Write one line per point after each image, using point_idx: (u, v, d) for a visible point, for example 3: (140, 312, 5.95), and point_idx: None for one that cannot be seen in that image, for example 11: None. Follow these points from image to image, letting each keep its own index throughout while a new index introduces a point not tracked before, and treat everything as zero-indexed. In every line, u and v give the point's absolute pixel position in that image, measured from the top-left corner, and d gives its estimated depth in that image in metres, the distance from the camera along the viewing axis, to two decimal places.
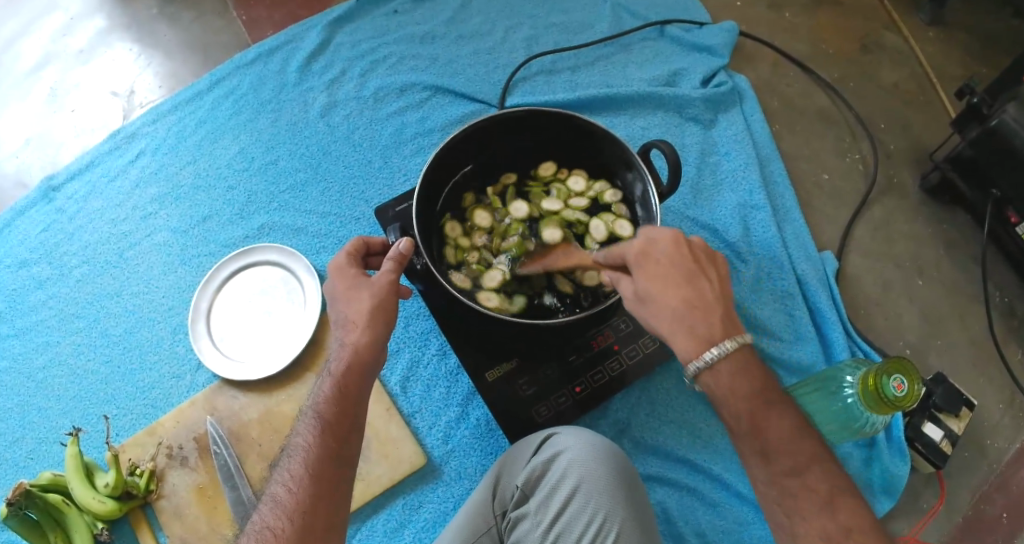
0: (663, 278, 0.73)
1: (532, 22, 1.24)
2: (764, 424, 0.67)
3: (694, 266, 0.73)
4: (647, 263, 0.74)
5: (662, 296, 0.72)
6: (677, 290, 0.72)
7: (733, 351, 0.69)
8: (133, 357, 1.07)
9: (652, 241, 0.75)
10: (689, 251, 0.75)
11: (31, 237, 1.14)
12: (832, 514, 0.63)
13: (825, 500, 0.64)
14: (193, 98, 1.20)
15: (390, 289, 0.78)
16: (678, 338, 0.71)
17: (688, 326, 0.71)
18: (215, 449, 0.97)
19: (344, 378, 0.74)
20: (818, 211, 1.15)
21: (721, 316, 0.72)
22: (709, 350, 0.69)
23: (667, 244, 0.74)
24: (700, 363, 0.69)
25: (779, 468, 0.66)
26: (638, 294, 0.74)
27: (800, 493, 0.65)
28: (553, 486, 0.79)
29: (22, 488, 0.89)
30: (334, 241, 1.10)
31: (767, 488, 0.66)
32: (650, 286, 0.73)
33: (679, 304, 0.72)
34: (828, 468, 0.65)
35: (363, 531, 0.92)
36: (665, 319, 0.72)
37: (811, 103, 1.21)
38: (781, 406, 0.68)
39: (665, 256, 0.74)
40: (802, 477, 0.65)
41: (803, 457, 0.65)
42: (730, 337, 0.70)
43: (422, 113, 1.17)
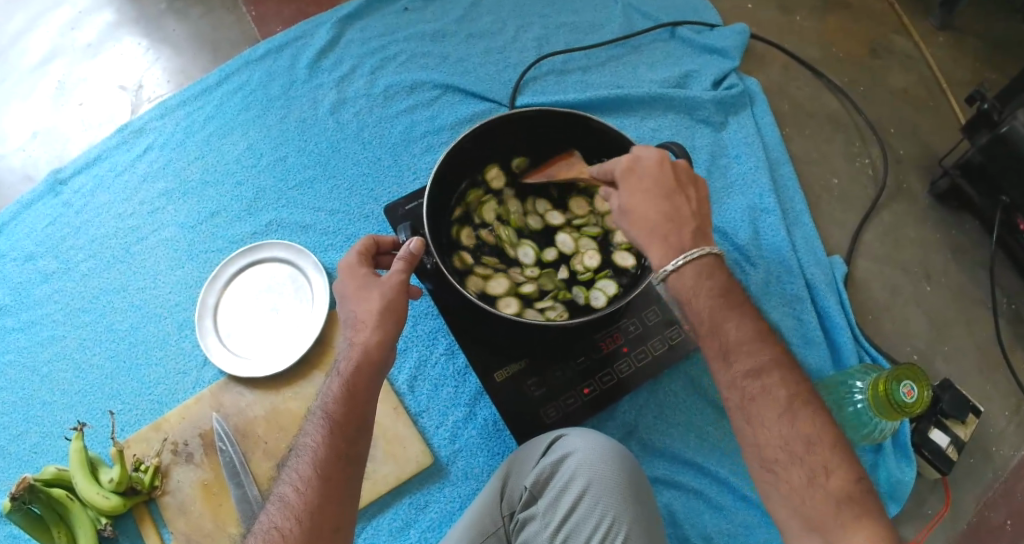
0: (644, 191, 0.76)
1: (543, 22, 1.24)
2: (722, 325, 0.71)
3: (674, 186, 0.76)
4: (631, 177, 0.77)
5: (640, 208, 0.75)
6: (656, 204, 0.75)
7: (700, 259, 0.73)
8: (139, 352, 1.07)
9: (638, 158, 0.77)
10: (673, 171, 0.77)
11: (37, 231, 1.14)
12: (791, 422, 0.66)
13: (783, 408, 0.67)
14: (202, 93, 1.19)
15: (401, 288, 0.77)
16: (653, 249, 0.74)
17: (662, 237, 0.74)
18: (220, 445, 0.97)
19: (353, 378, 0.74)
20: (827, 216, 1.14)
21: (694, 231, 0.75)
22: (679, 256, 0.73)
23: (652, 160, 0.77)
24: (668, 268, 0.73)
25: (739, 371, 0.69)
26: (619, 208, 0.77)
27: (758, 397, 0.68)
28: (561, 487, 0.79)
29: (27, 482, 0.88)
30: (342, 238, 1.10)
31: (729, 393, 0.70)
32: (629, 197, 0.76)
33: (657, 217, 0.75)
34: (786, 374, 0.69)
35: (369, 530, 0.92)
36: (642, 230, 0.75)
37: (821, 107, 1.21)
38: (741, 313, 0.72)
39: (649, 173, 0.76)
40: (761, 380, 0.68)
41: (762, 361, 0.69)
42: (699, 246, 0.74)
43: (432, 111, 1.17)
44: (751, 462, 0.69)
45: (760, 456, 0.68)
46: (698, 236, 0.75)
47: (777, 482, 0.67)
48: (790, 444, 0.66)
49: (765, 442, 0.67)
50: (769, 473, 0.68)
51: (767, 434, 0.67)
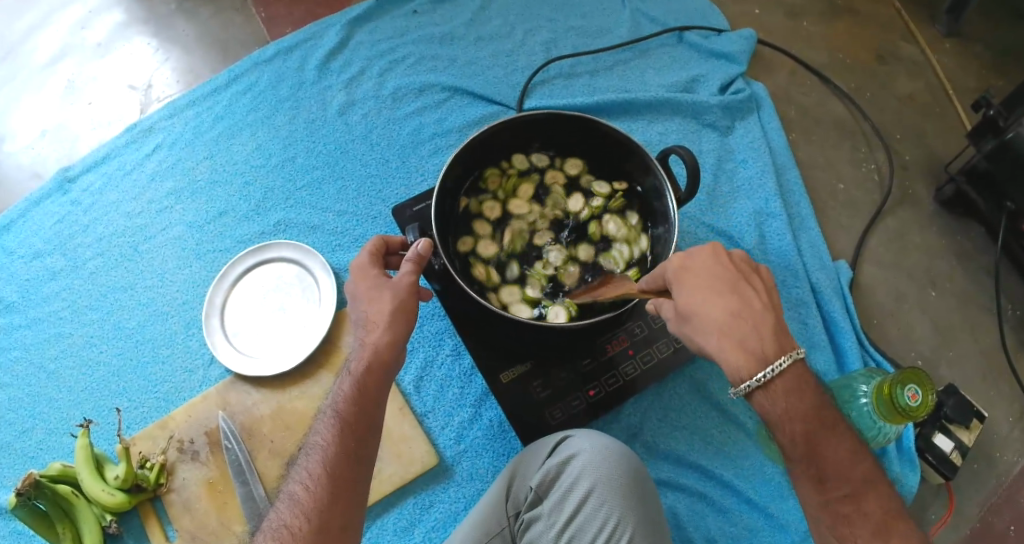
0: (704, 289, 0.73)
1: (551, 25, 1.25)
2: (821, 450, 0.70)
3: (736, 276, 0.74)
4: (687, 276, 0.74)
5: (710, 310, 0.72)
6: (724, 302, 0.72)
7: (787, 367, 0.71)
8: (146, 350, 1.07)
9: (689, 254, 0.75)
10: (730, 262, 0.75)
11: (46, 228, 1.14)
12: (885, 541, 0.67)
13: (877, 527, 0.68)
14: (211, 93, 1.20)
15: (411, 289, 0.78)
16: (735, 357, 0.71)
17: (738, 340, 0.71)
18: (226, 443, 0.97)
19: (363, 378, 0.74)
20: (833, 221, 1.15)
21: (772, 329, 0.73)
22: (764, 369, 0.71)
23: (706, 254, 0.75)
24: (753, 383, 0.71)
25: (834, 494, 0.70)
26: (680, 311, 0.74)
27: (854, 518, 0.69)
28: (566, 488, 0.79)
29: (32, 479, 0.89)
30: (350, 239, 1.10)
31: (819, 512, 0.71)
32: (692, 301, 0.73)
33: (723, 314, 0.72)
34: (880, 493, 0.69)
35: (373, 530, 0.92)
36: (710, 331, 0.72)
37: (828, 112, 1.21)
38: (837, 433, 0.71)
39: (705, 269, 0.74)
40: (857, 503, 0.69)
41: (856, 483, 0.69)
42: (784, 353, 0.71)
43: (440, 114, 1.17)
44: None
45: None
46: (778, 337, 0.72)
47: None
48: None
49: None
50: None
51: None
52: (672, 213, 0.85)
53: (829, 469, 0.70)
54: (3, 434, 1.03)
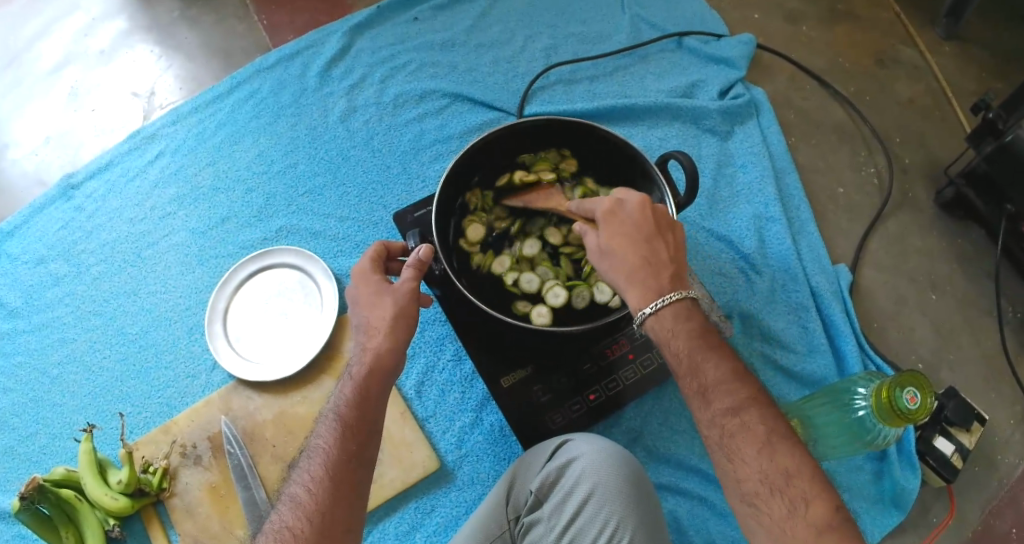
0: (623, 234, 0.76)
1: (551, 32, 1.25)
2: (700, 365, 0.70)
3: (654, 230, 0.77)
4: (611, 220, 0.78)
5: (621, 251, 0.75)
6: (635, 247, 0.75)
7: (677, 302, 0.73)
8: (149, 355, 1.08)
9: (620, 202, 0.79)
10: (653, 216, 0.77)
11: (50, 234, 1.15)
12: (784, 473, 0.65)
13: (763, 442, 0.66)
14: (214, 100, 1.21)
15: (412, 294, 0.78)
16: (631, 293, 0.74)
17: (640, 281, 0.74)
18: (228, 448, 0.98)
19: (365, 382, 0.75)
20: (833, 225, 1.15)
21: (670, 274, 0.75)
22: (657, 300, 0.73)
23: (633, 204, 0.78)
24: (646, 311, 0.73)
25: (718, 410, 0.68)
26: (599, 248, 0.77)
27: (739, 432, 0.67)
28: (566, 491, 0.80)
29: (37, 483, 0.89)
30: (352, 244, 1.11)
31: (709, 432, 0.68)
32: (609, 239, 0.77)
33: (635, 260, 0.75)
34: (763, 409, 0.68)
35: (375, 534, 0.92)
36: (625, 274, 0.75)
37: (828, 116, 1.22)
38: (717, 352, 0.71)
39: (630, 218, 0.77)
40: (741, 418, 0.67)
41: (740, 397, 0.68)
42: (675, 290, 0.74)
43: (441, 120, 1.18)
44: (733, 502, 0.67)
45: (741, 491, 0.66)
46: (673, 279, 0.75)
47: (759, 517, 0.64)
48: (772, 480, 0.64)
49: (746, 479, 0.65)
50: (749, 506, 0.65)
51: (748, 472, 0.65)
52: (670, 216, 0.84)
53: (712, 385, 0.69)
54: (7, 438, 1.04)
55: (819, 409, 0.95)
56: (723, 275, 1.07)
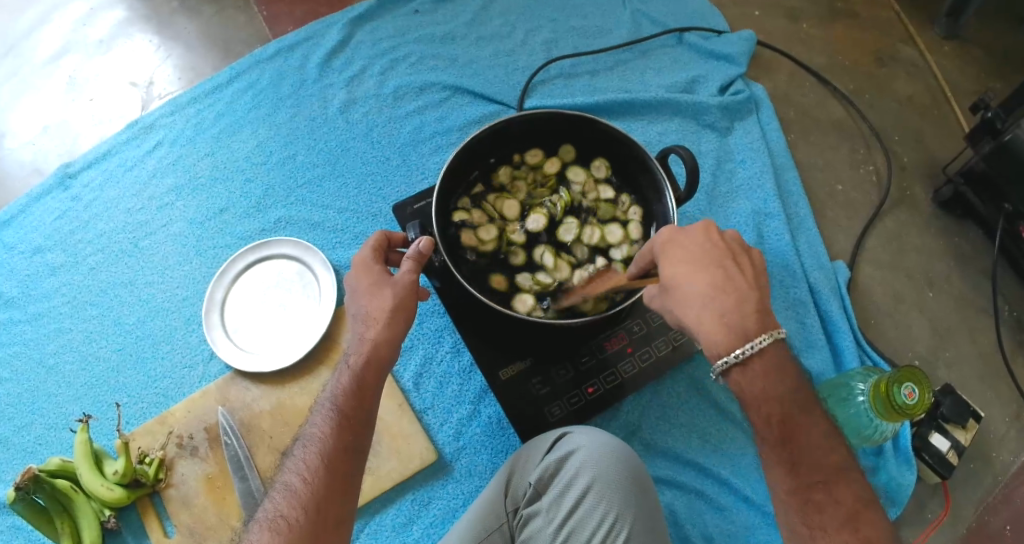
0: (690, 262, 0.73)
1: (552, 26, 1.25)
2: (795, 434, 0.70)
3: (724, 255, 0.74)
4: (673, 248, 0.75)
5: (689, 282, 0.73)
6: (709, 275, 0.72)
7: (766, 347, 0.71)
8: (146, 345, 1.07)
9: (682, 229, 0.76)
10: (720, 241, 0.75)
11: (46, 224, 1.15)
12: None
13: (848, 516, 0.67)
14: (212, 91, 1.20)
15: (412, 287, 0.78)
16: (716, 334, 0.71)
17: (722, 316, 0.71)
18: (225, 439, 0.97)
19: (363, 372, 0.75)
20: (831, 222, 1.15)
21: (755, 306, 0.72)
22: (743, 345, 0.70)
23: (696, 231, 0.75)
24: (729, 359, 0.70)
25: (806, 484, 0.69)
26: (666, 283, 0.74)
27: (827, 506, 0.68)
28: (565, 484, 0.80)
29: (31, 473, 0.91)
30: (351, 236, 1.11)
31: (789, 498, 0.70)
32: (674, 270, 0.74)
33: (704, 289, 0.72)
34: (851, 481, 0.69)
35: (372, 526, 0.92)
36: (678, 291, 0.73)
37: (827, 113, 1.22)
38: (813, 416, 0.71)
39: (693, 243, 0.74)
40: (830, 491, 0.68)
41: (829, 471, 0.69)
42: (764, 333, 0.71)
43: (441, 112, 1.18)
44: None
45: None
46: (758, 314, 0.72)
47: None
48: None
49: None
50: None
51: None
52: (672, 210, 0.85)
53: (806, 455, 0.69)
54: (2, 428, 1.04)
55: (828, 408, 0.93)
56: None
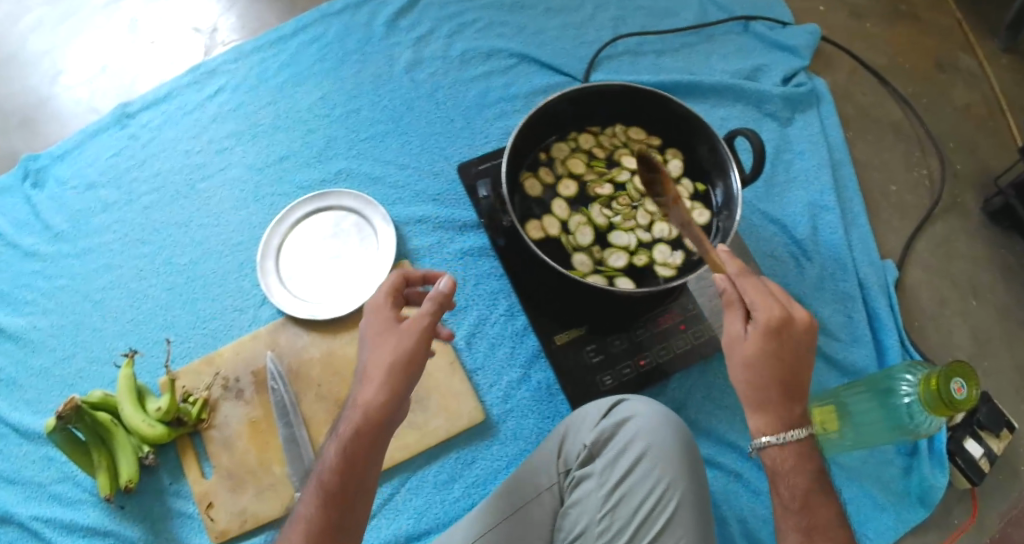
0: (777, 355, 0.73)
1: (620, 3, 1.22)
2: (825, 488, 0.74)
3: (806, 359, 0.74)
4: (774, 333, 0.72)
5: (767, 371, 0.73)
6: (782, 375, 0.73)
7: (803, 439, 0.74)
8: (197, 287, 1.09)
9: (791, 315, 0.73)
10: (809, 343, 0.74)
11: (101, 161, 1.19)
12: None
13: None
14: (278, 42, 1.21)
15: (424, 334, 0.70)
16: (762, 416, 0.74)
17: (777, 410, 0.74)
18: (273, 384, 0.98)
19: (353, 442, 0.67)
20: (884, 220, 1.15)
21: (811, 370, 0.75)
22: (786, 431, 0.74)
23: (799, 329, 0.73)
24: (770, 440, 0.74)
25: None
26: (743, 351, 0.73)
27: None
28: (620, 450, 0.80)
29: (73, 405, 0.93)
30: (411, 193, 1.08)
31: None
32: (759, 353, 0.73)
33: (776, 387, 0.73)
34: None
35: (414, 480, 0.94)
36: (778, 374, 0.73)
37: (886, 114, 1.22)
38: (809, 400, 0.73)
39: (791, 339, 0.73)
40: None
41: None
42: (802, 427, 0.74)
43: (507, 79, 1.15)
44: None
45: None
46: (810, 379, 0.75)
47: None
48: None
49: None
50: None
51: None
52: (738, 191, 0.87)
53: None
54: (45, 358, 1.09)
55: (853, 401, 0.96)
56: (775, 258, 1.07)
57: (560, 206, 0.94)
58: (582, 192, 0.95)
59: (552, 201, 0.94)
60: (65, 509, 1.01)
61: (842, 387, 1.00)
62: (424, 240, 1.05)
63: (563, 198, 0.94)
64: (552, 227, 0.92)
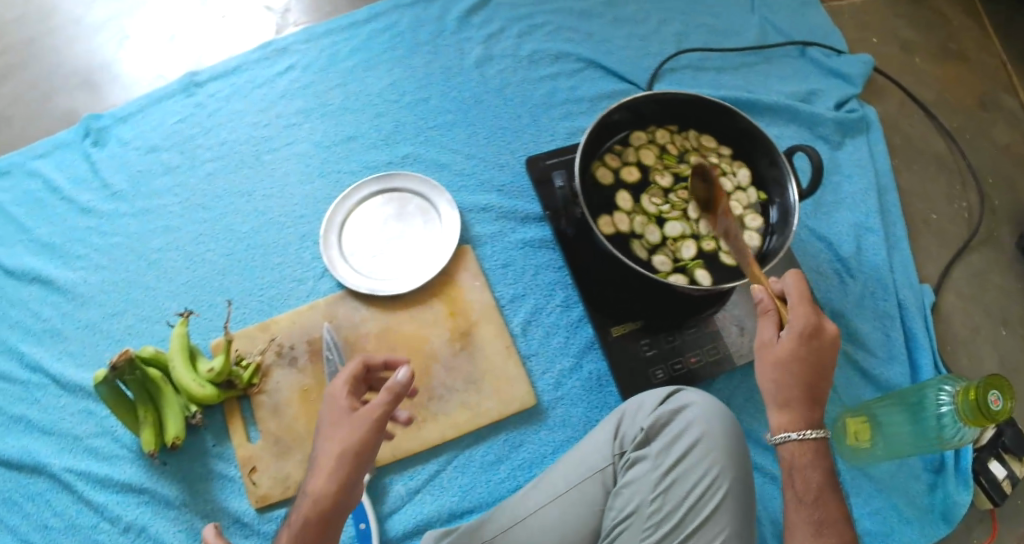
0: (806, 363, 0.76)
1: (684, 19, 1.26)
2: None
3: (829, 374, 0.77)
4: (806, 342, 0.76)
5: (793, 377, 0.76)
6: (808, 383, 0.76)
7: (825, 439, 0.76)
8: (256, 255, 1.12)
9: (822, 329, 0.76)
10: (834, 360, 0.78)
11: (165, 125, 1.22)
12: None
13: None
14: (350, 27, 1.24)
15: (376, 423, 0.73)
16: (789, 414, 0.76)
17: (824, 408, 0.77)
18: (326, 353, 0.98)
19: (303, 528, 0.69)
20: (923, 248, 1.19)
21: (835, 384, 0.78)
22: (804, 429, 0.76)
23: (828, 344, 0.76)
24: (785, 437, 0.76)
25: None
26: (773, 354, 0.77)
27: None
28: (675, 435, 0.83)
29: (128, 357, 0.92)
30: (476, 181, 1.12)
31: None
32: (788, 359, 0.76)
33: (800, 394, 0.76)
34: None
35: (461, 458, 0.97)
36: (803, 383, 0.76)
37: (929, 146, 1.26)
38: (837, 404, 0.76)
39: (818, 351, 0.76)
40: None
41: None
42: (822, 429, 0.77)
43: (573, 82, 1.19)
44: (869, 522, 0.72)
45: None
46: None
47: None
48: None
49: None
50: None
51: None
52: (795, 201, 0.92)
53: None
54: (93, 313, 1.11)
55: (887, 414, 1.01)
56: (820, 274, 1.11)
57: (625, 197, 0.98)
58: (646, 183, 1.00)
59: (618, 193, 0.99)
60: (100, 464, 1.03)
61: (876, 400, 1.04)
62: (487, 228, 1.08)
63: (628, 190, 0.99)
64: (618, 218, 0.97)
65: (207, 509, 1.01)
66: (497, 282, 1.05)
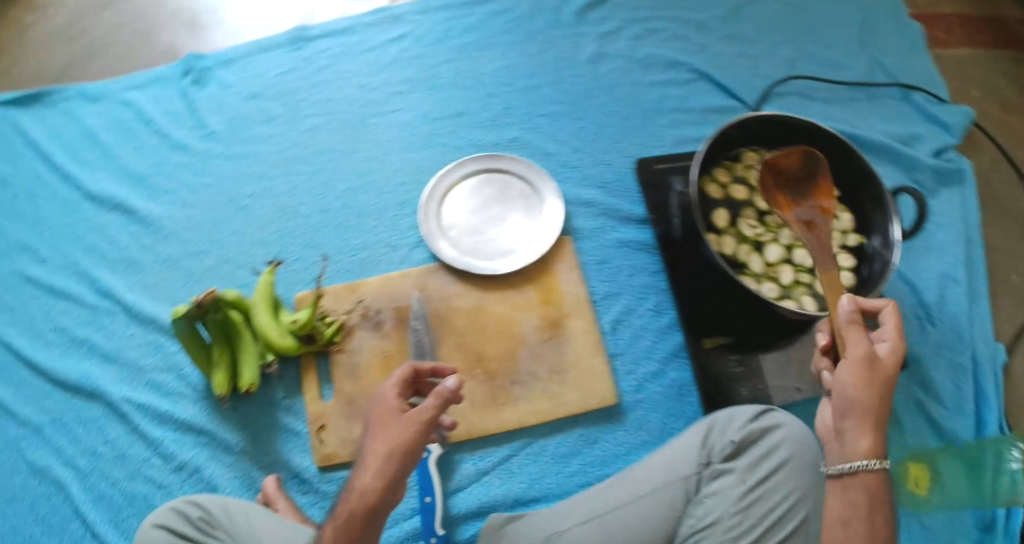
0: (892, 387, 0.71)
1: (796, 45, 1.27)
2: None
3: None
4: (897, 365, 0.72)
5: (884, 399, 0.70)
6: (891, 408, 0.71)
7: None
8: (351, 216, 1.13)
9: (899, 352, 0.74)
10: None
11: (270, 74, 1.23)
12: None
13: None
14: (469, 5, 1.25)
15: (425, 427, 0.72)
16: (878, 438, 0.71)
17: None
18: (414, 323, 1.01)
19: (349, 522, 0.69)
20: (1001, 306, 1.20)
21: None
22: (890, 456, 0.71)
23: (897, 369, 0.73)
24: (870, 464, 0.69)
25: None
26: (870, 372, 0.70)
27: None
28: (764, 453, 0.85)
29: (212, 296, 0.92)
30: (580, 175, 1.13)
31: None
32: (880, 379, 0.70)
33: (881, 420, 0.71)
34: None
35: (535, 446, 0.98)
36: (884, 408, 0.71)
37: (1018, 206, 1.27)
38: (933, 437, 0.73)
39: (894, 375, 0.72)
40: None
41: None
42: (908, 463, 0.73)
43: (685, 92, 1.20)
44: None
45: None
46: None
47: None
48: None
49: None
50: None
51: None
52: (896, 242, 0.90)
53: None
54: (176, 248, 1.12)
55: None
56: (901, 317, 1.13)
57: (724, 216, 1.00)
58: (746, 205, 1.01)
59: (717, 211, 1.00)
60: (161, 400, 1.03)
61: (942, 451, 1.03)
62: (587, 223, 1.09)
63: (727, 209, 1.00)
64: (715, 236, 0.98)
65: (267, 461, 1.01)
66: (592, 277, 1.06)
